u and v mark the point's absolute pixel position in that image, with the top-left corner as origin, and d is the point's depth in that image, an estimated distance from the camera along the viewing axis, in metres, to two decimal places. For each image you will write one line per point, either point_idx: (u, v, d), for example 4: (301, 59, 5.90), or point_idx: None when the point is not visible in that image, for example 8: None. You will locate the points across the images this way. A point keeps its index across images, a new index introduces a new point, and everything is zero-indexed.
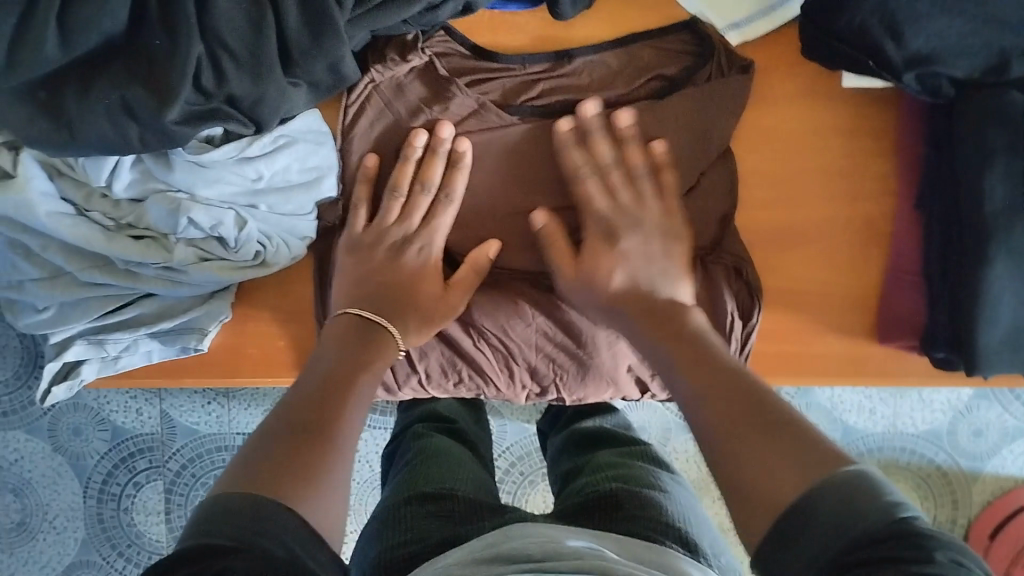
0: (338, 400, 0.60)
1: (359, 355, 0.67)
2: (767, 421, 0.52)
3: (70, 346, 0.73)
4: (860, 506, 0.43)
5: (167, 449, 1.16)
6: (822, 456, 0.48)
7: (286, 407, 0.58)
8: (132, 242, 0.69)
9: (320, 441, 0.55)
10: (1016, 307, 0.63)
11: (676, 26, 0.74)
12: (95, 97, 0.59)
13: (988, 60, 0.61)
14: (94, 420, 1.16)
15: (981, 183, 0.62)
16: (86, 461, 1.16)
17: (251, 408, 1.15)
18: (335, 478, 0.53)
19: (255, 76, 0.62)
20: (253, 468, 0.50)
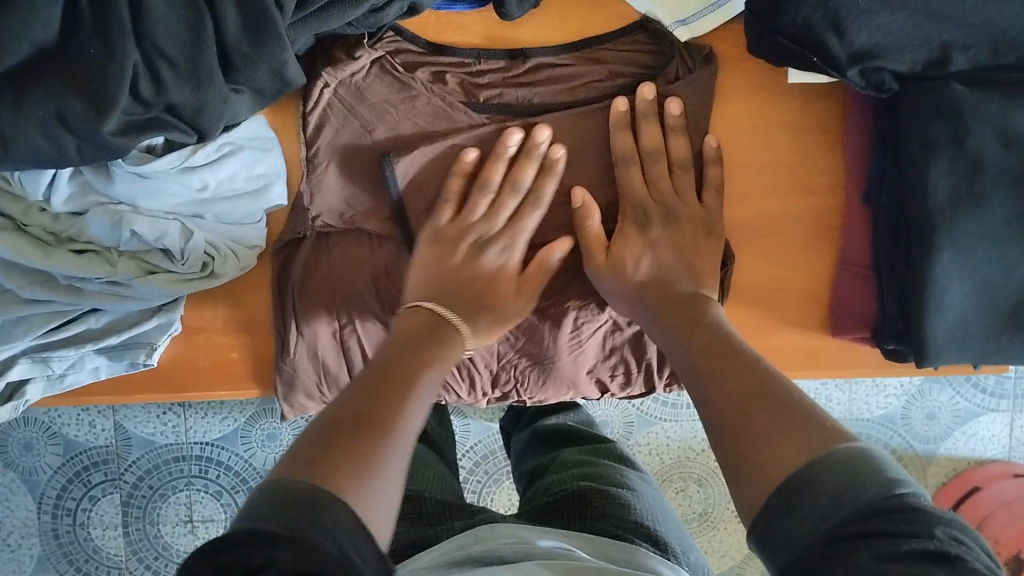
0: (404, 392, 0.55)
1: (432, 346, 0.63)
2: (764, 402, 0.50)
3: (14, 365, 0.71)
4: (860, 483, 0.43)
5: (123, 461, 1.14)
6: (821, 433, 0.47)
7: (353, 392, 0.53)
8: (74, 257, 0.67)
9: (389, 431, 0.51)
10: (962, 297, 0.64)
11: (629, 26, 0.74)
12: (27, 109, 0.57)
13: (928, 54, 0.62)
14: (45, 435, 1.13)
15: (926, 176, 0.63)
16: (38, 476, 1.13)
17: (209, 417, 1.13)
18: (395, 473, 0.48)
19: (195, 84, 0.60)
20: (310, 453, 0.47)
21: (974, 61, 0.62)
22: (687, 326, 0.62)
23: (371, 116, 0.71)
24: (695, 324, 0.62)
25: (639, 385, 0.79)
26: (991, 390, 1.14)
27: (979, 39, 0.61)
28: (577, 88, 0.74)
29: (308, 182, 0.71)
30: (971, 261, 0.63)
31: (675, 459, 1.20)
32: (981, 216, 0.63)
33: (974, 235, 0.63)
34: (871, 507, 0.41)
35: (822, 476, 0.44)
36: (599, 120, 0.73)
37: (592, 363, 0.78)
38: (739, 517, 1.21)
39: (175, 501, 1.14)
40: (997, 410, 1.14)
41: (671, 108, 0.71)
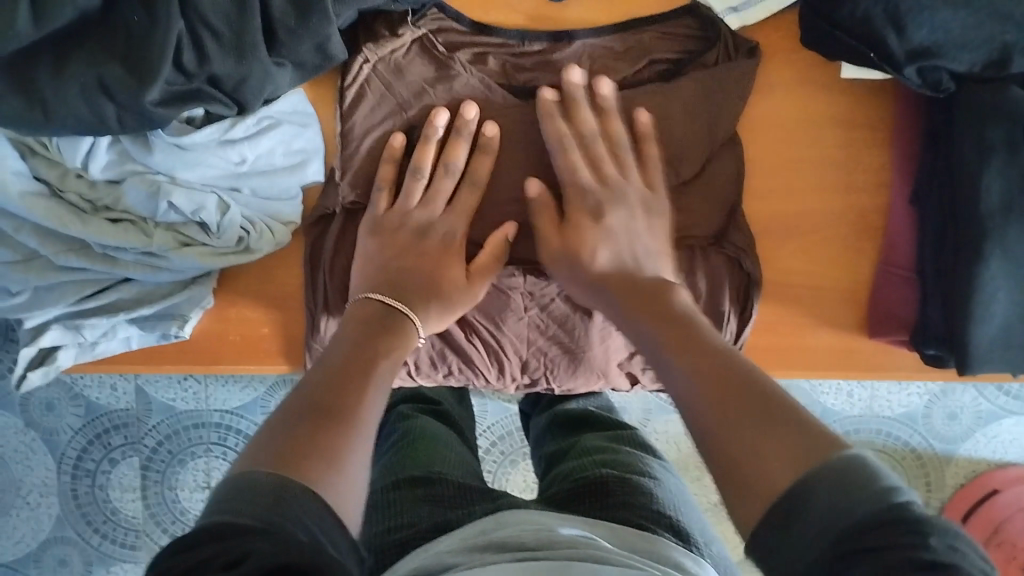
0: (361, 379, 0.56)
1: (384, 338, 0.62)
2: (733, 398, 0.47)
3: (45, 332, 0.71)
4: (857, 493, 0.39)
5: (143, 425, 1.14)
6: (814, 439, 0.43)
7: (307, 383, 0.54)
8: (110, 226, 0.67)
9: (339, 424, 0.51)
10: (1008, 305, 0.63)
11: (676, 11, 0.72)
12: (70, 76, 0.56)
13: (988, 54, 0.60)
14: (67, 395, 1.14)
15: (979, 180, 0.61)
16: (59, 437, 1.14)
17: (229, 385, 1.13)
18: (357, 460, 0.49)
19: (238, 56, 0.59)
20: (270, 449, 0.47)
21: None
22: (652, 308, 0.59)
23: (409, 94, 0.70)
24: (673, 314, 0.57)
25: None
26: (1016, 393, 1.12)
27: None
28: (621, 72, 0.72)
29: (342, 159, 0.71)
30: (1019, 269, 0.62)
31: (692, 449, 1.20)
32: None
33: None
34: (869, 520, 0.38)
35: (820, 487, 0.40)
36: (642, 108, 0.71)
37: (625, 354, 0.77)
38: None
39: (193, 467, 1.15)
40: (1019, 413, 1.13)
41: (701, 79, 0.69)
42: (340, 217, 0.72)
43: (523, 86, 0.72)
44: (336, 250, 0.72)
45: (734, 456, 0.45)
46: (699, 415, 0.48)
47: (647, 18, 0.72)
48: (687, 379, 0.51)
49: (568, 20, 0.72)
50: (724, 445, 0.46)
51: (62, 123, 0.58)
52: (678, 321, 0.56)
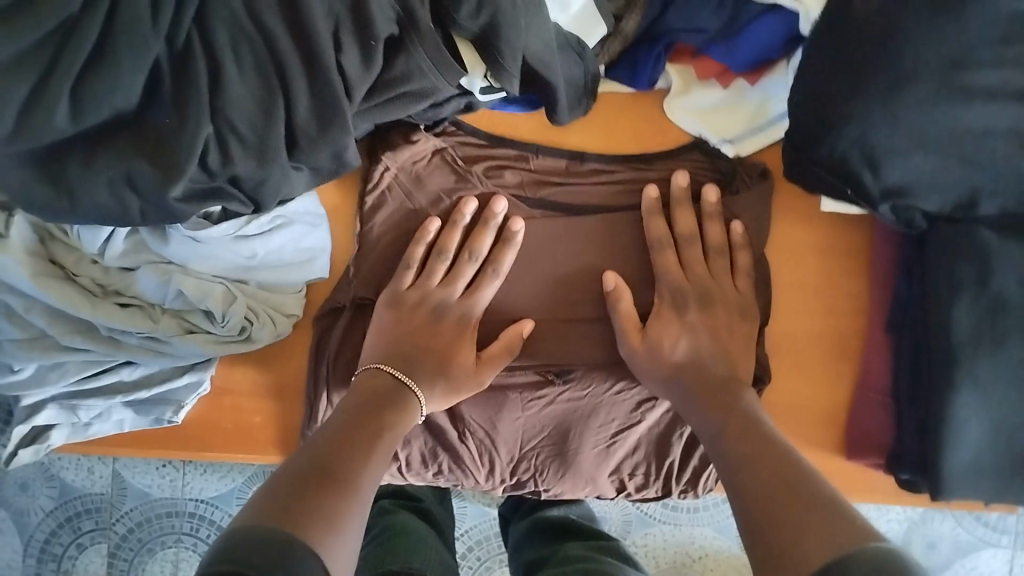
0: (362, 452, 0.59)
1: (388, 409, 0.66)
2: (796, 494, 0.52)
3: (42, 410, 0.73)
4: (887, 572, 0.42)
5: (116, 510, 1.13)
6: (850, 527, 0.47)
7: (303, 458, 0.56)
8: (118, 309, 0.70)
9: (336, 489, 0.53)
10: (978, 434, 0.65)
11: (684, 145, 0.77)
12: (101, 168, 0.60)
13: (957, 197, 0.65)
14: (43, 476, 1.13)
15: (949, 312, 0.65)
16: (30, 518, 1.13)
17: (207, 473, 1.13)
18: (348, 523, 0.51)
19: (260, 160, 0.63)
20: (271, 501, 0.50)
21: (1001, 207, 0.65)
22: (721, 410, 0.64)
23: (427, 202, 0.74)
24: (733, 416, 0.63)
25: (657, 489, 0.80)
26: (994, 525, 1.14)
27: (1008, 187, 0.64)
28: (621, 194, 0.77)
29: (355, 256, 0.75)
30: (989, 399, 0.65)
31: (671, 564, 1.19)
32: (1002, 357, 0.64)
33: (993, 376, 0.64)
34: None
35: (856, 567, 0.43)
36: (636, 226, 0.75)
37: (612, 463, 0.79)
38: None
39: (162, 557, 1.13)
40: (997, 545, 1.14)
41: (709, 194, 0.74)
42: (348, 312, 0.75)
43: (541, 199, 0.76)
44: (342, 342, 0.74)
45: (780, 539, 0.49)
46: (747, 512, 0.54)
47: (652, 149, 0.78)
48: (746, 480, 0.56)
49: (569, 141, 0.78)
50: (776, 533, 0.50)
51: (86, 210, 0.62)
52: (750, 425, 0.61)
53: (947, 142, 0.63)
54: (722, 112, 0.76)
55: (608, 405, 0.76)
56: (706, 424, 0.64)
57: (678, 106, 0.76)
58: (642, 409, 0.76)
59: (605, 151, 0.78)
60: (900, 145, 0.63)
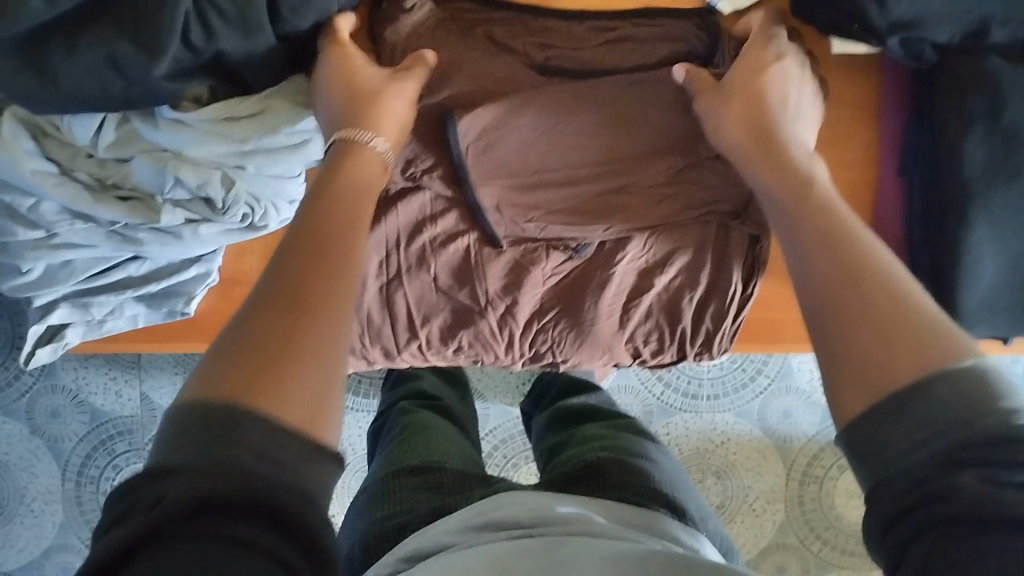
0: (339, 264, 0.49)
1: (353, 169, 0.58)
2: (881, 284, 0.46)
3: (55, 309, 0.73)
4: (976, 405, 0.39)
5: (147, 432, 1.16)
6: (946, 341, 0.42)
7: (272, 274, 0.47)
8: (118, 202, 0.69)
9: (304, 318, 0.45)
10: (993, 267, 0.65)
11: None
12: (83, 51, 0.58)
13: (967, 26, 0.62)
14: (72, 402, 1.15)
15: (961, 146, 0.63)
16: (64, 444, 1.15)
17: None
18: (320, 356, 0.44)
19: (245, 33, 0.61)
20: (242, 348, 0.43)
21: (1015, 35, 0.62)
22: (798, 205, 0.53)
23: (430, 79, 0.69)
24: (832, 228, 0.50)
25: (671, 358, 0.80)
26: None
27: (1022, 10, 0.60)
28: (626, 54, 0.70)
29: None
30: (1002, 230, 0.64)
31: (693, 452, 1.20)
32: (1014, 191, 0.63)
33: (1005, 208, 0.63)
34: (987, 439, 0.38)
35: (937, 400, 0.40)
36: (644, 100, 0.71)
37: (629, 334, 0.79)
38: (755, 511, 1.20)
39: None
40: None
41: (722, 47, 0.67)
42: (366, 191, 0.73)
43: (544, 65, 0.70)
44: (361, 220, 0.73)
45: (856, 342, 0.44)
46: (815, 309, 0.47)
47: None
48: (853, 306, 0.45)
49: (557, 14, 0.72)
50: (834, 324, 0.46)
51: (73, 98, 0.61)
52: (856, 258, 0.47)
53: None
54: None
55: (616, 261, 0.75)
56: (800, 237, 0.51)
57: None
58: (650, 276, 0.76)
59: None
60: None
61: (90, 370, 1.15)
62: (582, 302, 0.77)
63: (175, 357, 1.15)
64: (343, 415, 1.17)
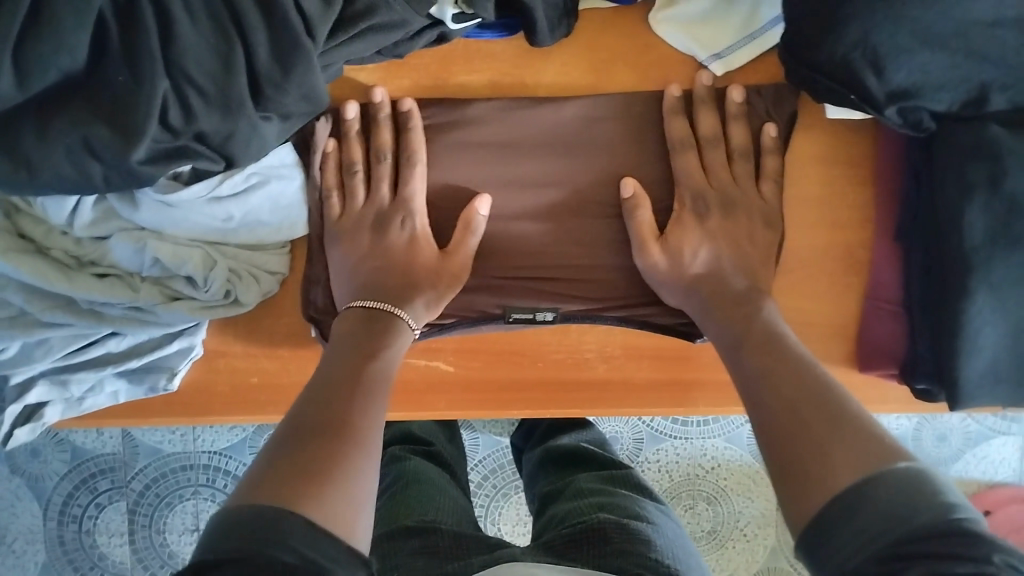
0: (358, 396, 0.56)
1: (370, 345, 0.62)
2: (826, 408, 0.50)
3: (32, 387, 0.71)
4: (914, 501, 0.42)
5: (131, 469, 1.13)
6: (882, 446, 0.47)
7: (299, 412, 0.54)
8: (96, 281, 0.66)
9: (336, 442, 0.52)
10: (997, 338, 0.63)
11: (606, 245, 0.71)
12: (54, 136, 0.57)
13: (967, 93, 0.61)
14: (53, 442, 1.12)
15: (961, 216, 0.62)
16: (45, 483, 1.13)
17: (215, 426, 1.13)
18: (346, 480, 0.49)
19: (224, 112, 0.59)
20: (261, 480, 0.48)
21: (1012, 102, 0.61)
22: (740, 322, 0.62)
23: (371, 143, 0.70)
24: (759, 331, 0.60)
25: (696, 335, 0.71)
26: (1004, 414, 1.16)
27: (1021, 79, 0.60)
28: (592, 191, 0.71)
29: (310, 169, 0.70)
30: (1005, 303, 0.62)
31: (684, 478, 1.18)
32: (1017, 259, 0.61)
33: (1011, 278, 0.62)
34: (921, 531, 0.41)
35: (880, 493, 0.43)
36: (630, 115, 0.71)
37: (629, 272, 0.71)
38: (746, 537, 1.18)
39: (182, 510, 1.13)
40: (1008, 433, 1.16)
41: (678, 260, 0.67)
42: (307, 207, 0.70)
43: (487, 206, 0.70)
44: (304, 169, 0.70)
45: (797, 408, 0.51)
46: (753, 395, 0.55)
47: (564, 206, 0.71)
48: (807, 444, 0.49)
49: (540, 84, 0.72)
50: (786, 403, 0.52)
51: (46, 181, 0.59)
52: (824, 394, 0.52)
53: (956, 33, 0.58)
54: (710, 23, 0.70)
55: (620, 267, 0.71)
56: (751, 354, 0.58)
57: (665, 18, 0.70)
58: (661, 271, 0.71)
59: (572, 93, 0.72)
60: (904, 42, 0.58)
61: None
62: (579, 364, 0.75)
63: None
64: None
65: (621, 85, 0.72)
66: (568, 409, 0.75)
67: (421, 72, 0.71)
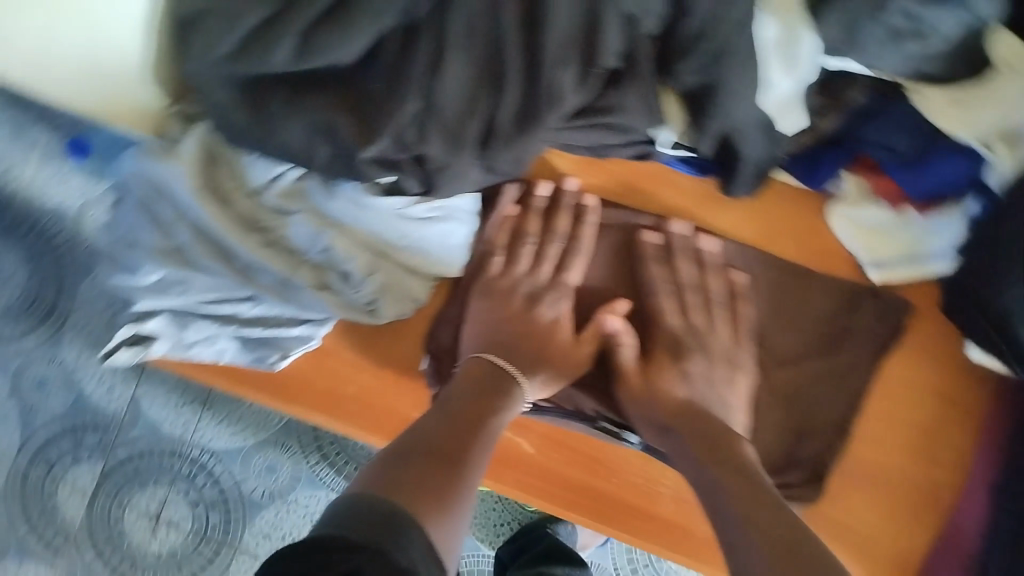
0: (474, 437, 0.64)
1: (488, 398, 0.69)
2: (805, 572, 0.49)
3: (154, 317, 0.73)
4: None
5: (121, 434, 1.16)
6: None
7: (422, 434, 0.62)
8: (263, 246, 0.70)
9: (449, 472, 0.59)
10: None
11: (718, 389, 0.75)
12: (303, 109, 0.61)
13: None
14: (64, 380, 1.15)
15: None
16: (37, 417, 1.15)
17: (219, 424, 1.16)
18: (453, 503, 0.57)
19: (452, 144, 0.63)
20: (391, 481, 0.55)
21: None
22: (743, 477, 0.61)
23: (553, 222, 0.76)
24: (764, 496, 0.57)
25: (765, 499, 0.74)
26: None
27: None
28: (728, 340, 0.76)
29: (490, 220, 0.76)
30: None
31: None
32: None
33: None
34: None
35: None
36: (786, 286, 0.76)
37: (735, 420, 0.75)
38: None
39: (149, 493, 1.15)
40: None
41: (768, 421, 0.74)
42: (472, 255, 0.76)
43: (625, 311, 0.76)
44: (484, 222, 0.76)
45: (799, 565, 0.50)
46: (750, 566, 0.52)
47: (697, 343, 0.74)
48: None
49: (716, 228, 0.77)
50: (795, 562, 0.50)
51: (272, 144, 0.63)
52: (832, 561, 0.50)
53: None
54: (881, 233, 0.74)
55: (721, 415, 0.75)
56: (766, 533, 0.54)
57: (842, 214, 0.75)
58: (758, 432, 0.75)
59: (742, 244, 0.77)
60: None
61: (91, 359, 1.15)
62: (650, 496, 0.76)
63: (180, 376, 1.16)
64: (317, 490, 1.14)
65: (787, 252, 0.77)
66: (623, 533, 0.76)
67: (612, 176, 0.77)
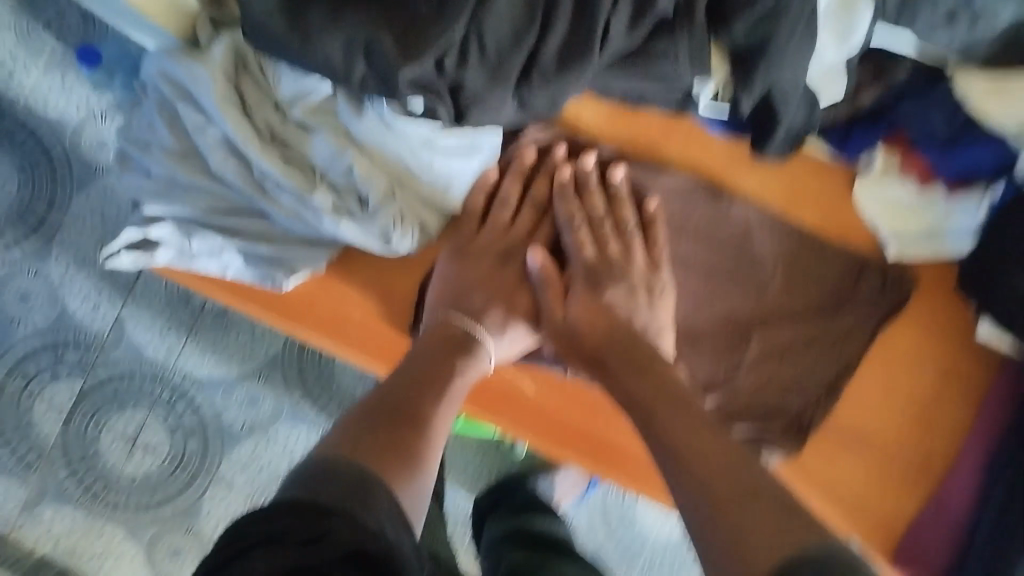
0: (435, 391, 0.66)
1: (447, 360, 0.70)
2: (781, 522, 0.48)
3: (158, 223, 0.71)
4: None
5: (103, 354, 1.10)
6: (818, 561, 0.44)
7: (383, 394, 0.64)
8: (282, 162, 0.69)
9: (405, 431, 0.60)
10: None
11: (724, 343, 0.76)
12: (344, 24, 0.60)
13: None
14: (47, 294, 1.09)
15: None
16: (17, 330, 1.09)
17: (204, 353, 1.11)
18: (423, 456, 0.60)
19: (490, 75, 0.62)
20: (351, 438, 0.57)
21: None
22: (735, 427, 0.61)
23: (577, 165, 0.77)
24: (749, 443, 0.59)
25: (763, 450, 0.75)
26: None
27: None
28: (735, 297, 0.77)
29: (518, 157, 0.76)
30: None
31: None
32: None
33: None
34: None
35: None
36: (800, 253, 0.76)
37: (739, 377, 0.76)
38: None
39: (127, 416, 1.10)
40: None
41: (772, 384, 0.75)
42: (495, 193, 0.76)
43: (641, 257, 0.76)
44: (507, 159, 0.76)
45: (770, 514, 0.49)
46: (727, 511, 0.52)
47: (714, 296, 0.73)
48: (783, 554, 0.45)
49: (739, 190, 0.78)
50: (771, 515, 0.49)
51: (311, 59, 0.62)
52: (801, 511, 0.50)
53: None
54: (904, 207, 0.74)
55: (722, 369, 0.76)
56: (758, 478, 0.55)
57: (868, 187, 0.75)
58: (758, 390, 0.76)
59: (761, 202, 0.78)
60: None
61: (82, 272, 1.09)
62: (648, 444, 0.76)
63: (168, 298, 1.10)
64: (299, 425, 1.12)
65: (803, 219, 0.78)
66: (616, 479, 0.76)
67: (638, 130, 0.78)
